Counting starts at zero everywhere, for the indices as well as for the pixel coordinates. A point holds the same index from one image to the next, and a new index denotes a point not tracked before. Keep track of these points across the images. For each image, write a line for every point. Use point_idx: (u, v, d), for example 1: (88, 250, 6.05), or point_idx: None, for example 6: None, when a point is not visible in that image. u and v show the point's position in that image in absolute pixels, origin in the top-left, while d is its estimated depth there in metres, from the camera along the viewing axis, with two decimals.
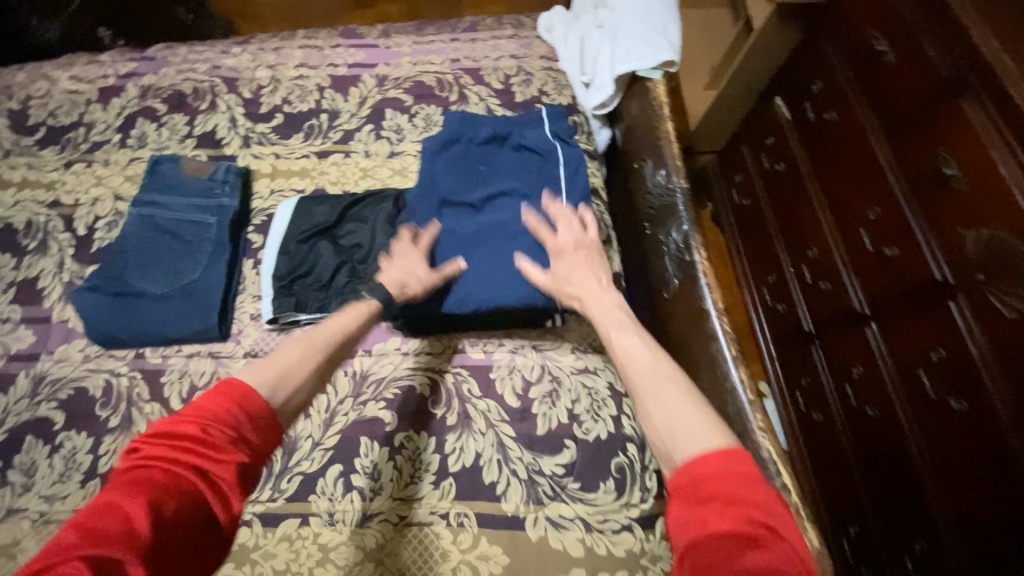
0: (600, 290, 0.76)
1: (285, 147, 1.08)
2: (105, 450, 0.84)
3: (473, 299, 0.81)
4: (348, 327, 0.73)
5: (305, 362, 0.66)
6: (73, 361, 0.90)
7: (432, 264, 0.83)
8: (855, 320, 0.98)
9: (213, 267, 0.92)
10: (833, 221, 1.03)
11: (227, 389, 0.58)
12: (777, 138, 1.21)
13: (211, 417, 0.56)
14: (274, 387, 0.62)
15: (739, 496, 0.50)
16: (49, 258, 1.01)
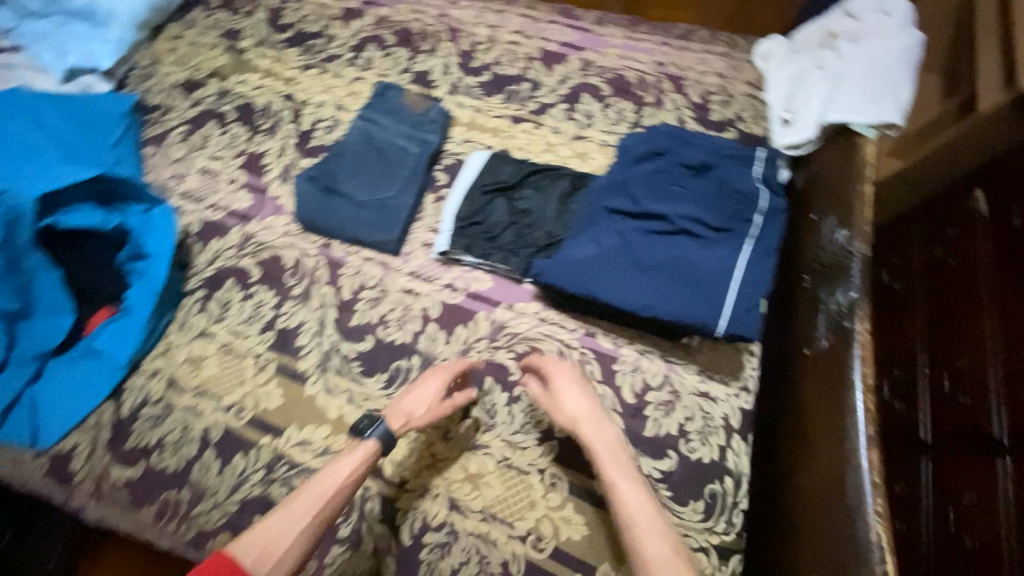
0: (608, 443, 0.79)
1: (486, 104, 1.18)
2: (285, 311, 1.00)
3: (624, 294, 0.84)
4: (341, 477, 0.77)
5: (297, 524, 0.72)
6: (277, 231, 1.07)
7: (597, 249, 0.88)
8: (987, 448, 0.90)
9: (406, 191, 1.05)
10: (1000, 342, 0.92)
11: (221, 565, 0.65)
12: (962, 232, 1.08)
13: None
14: (274, 546, 0.69)
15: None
16: (275, 141, 1.19)
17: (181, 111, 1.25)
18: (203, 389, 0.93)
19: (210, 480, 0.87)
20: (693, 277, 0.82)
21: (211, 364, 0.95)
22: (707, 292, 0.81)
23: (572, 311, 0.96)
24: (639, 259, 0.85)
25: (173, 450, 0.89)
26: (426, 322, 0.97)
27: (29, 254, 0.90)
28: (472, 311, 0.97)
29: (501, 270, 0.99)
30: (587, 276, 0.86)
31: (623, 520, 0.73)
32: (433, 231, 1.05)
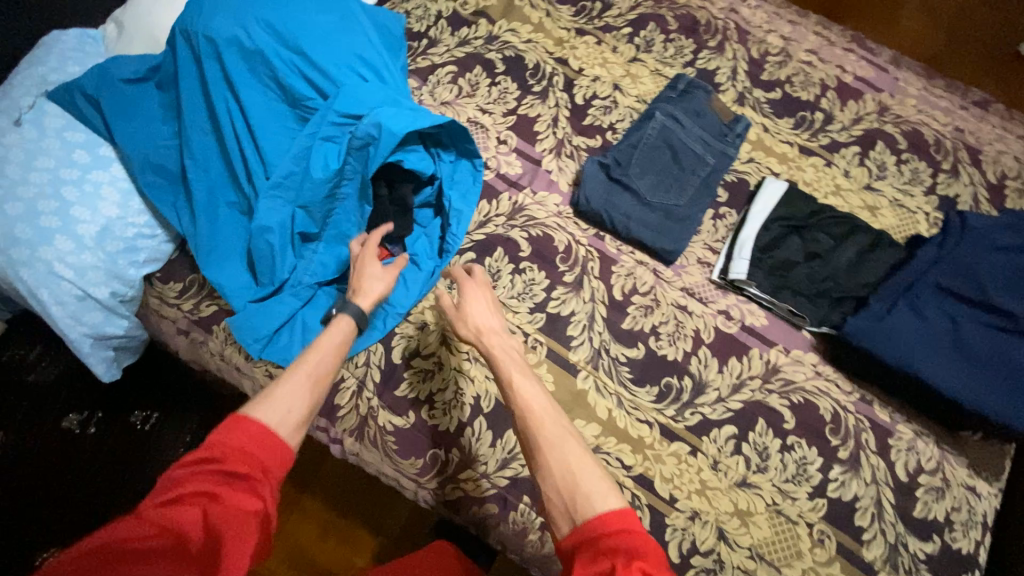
0: (507, 348, 0.76)
1: (774, 125, 1.11)
2: (556, 296, 0.98)
3: (946, 380, 0.84)
4: (336, 341, 0.72)
5: (294, 382, 0.64)
6: (549, 209, 1.04)
7: (925, 325, 0.87)
8: None
9: (698, 204, 1.00)
10: None
11: (236, 423, 0.57)
12: None
13: (226, 438, 0.56)
14: (277, 400, 0.61)
15: (641, 549, 0.53)
16: (547, 107, 1.12)
17: (447, 47, 1.16)
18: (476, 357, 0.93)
19: (481, 449, 0.88)
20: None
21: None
22: None
23: (850, 374, 0.94)
24: (969, 352, 0.85)
25: (445, 410, 0.90)
26: (699, 344, 0.95)
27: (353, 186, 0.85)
28: (746, 345, 0.95)
29: (781, 311, 0.96)
30: (910, 349, 0.85)
31: (520, 414, 0.66)
32: (710, 250, 1.01)
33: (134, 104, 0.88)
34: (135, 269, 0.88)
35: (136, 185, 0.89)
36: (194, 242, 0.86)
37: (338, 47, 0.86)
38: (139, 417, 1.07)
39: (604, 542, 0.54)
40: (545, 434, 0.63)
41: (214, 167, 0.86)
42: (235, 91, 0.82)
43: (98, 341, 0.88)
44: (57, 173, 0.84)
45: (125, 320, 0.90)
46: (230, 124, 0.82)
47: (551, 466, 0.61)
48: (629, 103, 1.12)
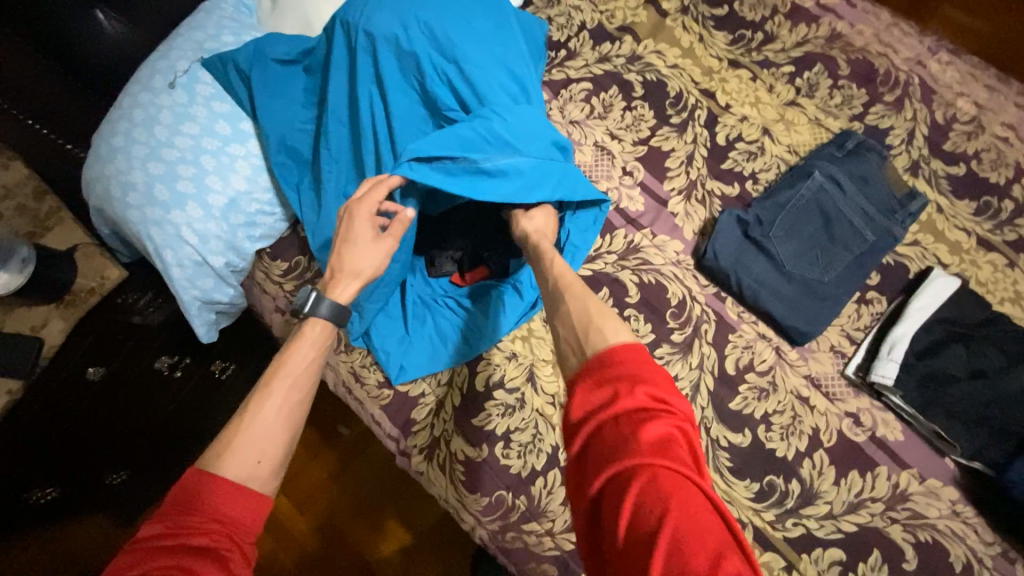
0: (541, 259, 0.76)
1: (951, 206, 0.95)
2: (659, 354, 0.89)
3: None
4: (312, 358, 0.64)
5: (268, 419, 0.58)
6: (667, 256, 0.95)
7: None
8: None
9: (846, 285, 0.87)
10: None
11: (197, 482, 0.52)
12: None
13: (187, 498, 0.51)
14: (249, 447, 0.55)
15: (643, 375, 0.48)
16: (683, 143, 1.02)
17: (586, 62, 1.08)
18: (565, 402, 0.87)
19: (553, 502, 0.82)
20: None
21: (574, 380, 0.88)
22: None
23: (995, 522, 0.79)
24: None
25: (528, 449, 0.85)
26: (815, 446, 0.83)
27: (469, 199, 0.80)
28: (873, 460, 0.82)
29: (923, 429, 0.82)
30: None
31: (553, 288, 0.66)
32: (848, 339, 0.88)
33: (282, 85, 0.89)
34: (251, 243, 0.90)
35: (266, 163, 0.89)
36: (314, 229, 0.86)
37: (489, 60, 0.84)
38: (218, 367, 1.16)
39: (604, 370, 0.49)
40: (570, 290, 0.63)
41: (344, 160, 0.85)
42: (383, 87, 0.81)
43: (205, 305, 0.90)
44: (199, 140, 0.85)
45: (231, 289, 0.92)
46: (369, 119, 0.82)
47: (571, 311, 0.59)
48: (778, 153, 1.00)
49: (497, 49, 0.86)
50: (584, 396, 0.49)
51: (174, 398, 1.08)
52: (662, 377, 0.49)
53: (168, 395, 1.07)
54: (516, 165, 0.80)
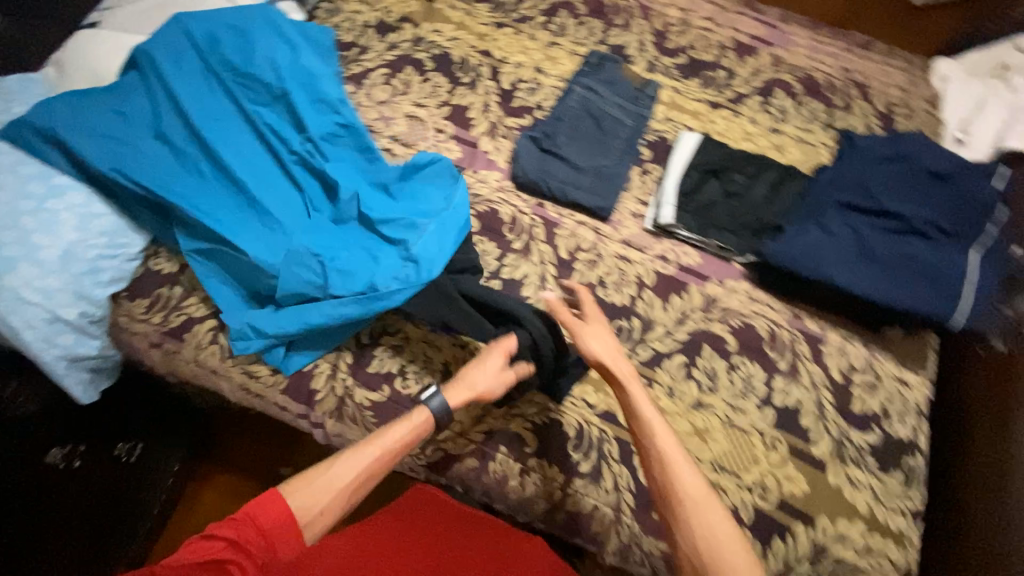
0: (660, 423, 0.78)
1: (684, 86, 1.22)
2: (508, 262, 1.05)
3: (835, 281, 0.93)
4: (403, 434, 0.80)
5: (345, 475, 0.74)
6: (491, 185, 1.11)
7: (820, 240, 0.96)
8: None
9: (624, 162, 1.10)
10: None
11: (272, 503, 0.69)
12: None
13: (262, 515, 0.67)
14: (322, 492, 0.72)
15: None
16: (477, 96, 1.20)
17: (378, 53, 1.24)
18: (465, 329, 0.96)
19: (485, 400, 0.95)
20: (920, 292, 0.90)
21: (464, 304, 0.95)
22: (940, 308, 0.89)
23: (780, 294, 1.04)
24: (856, 260, 0.94)
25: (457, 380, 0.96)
26: (642, 288, 1.03)
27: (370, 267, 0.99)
28: (685, 283, 1.04)
29: (711, 247, 1.06)
30: (806, 260, 0.95)
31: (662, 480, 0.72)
32: (642, 203, 1.10)
33: (136, 156, 0.94)
34: (100, 289, 0.94)
35: (94, 211, 0.93)
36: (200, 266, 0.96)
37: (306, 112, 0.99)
38: (123, 449, 1.17)
39: None
40: (688, 490, 0.71)
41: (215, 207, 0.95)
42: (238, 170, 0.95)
43: (73, 363, 0.93)
44: (14, 205, 0.87)
45: (96, 340, 0.95)
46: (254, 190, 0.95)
47: (690, 527, 0.69)
48: (552, 83, 1.22)
49: (315, 99, 1.01)
50: None
51: (87, 490, 1.10)
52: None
53: (79, 489, 1.08)
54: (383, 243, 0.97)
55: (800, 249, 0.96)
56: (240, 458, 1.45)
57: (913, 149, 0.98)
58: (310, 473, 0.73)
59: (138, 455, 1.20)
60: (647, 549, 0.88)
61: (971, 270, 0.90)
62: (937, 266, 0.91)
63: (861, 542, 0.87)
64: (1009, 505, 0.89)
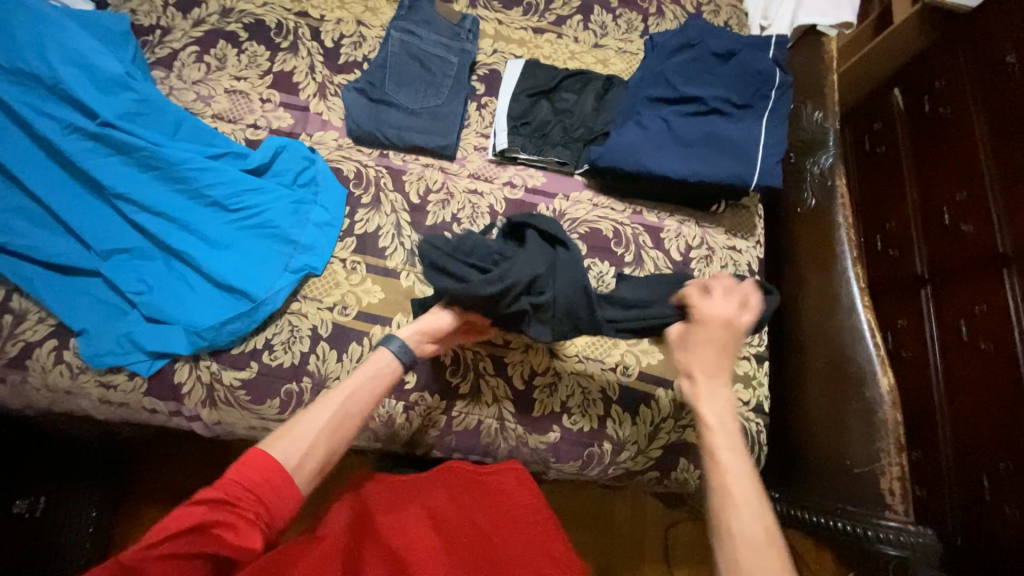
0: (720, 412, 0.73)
1: (507, 16, 1.24)
2: (360, 217, 1.05)
3: (651, 170, 1.01)
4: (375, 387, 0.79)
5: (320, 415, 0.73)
6: (329, 146, 1.10)
7: (633, 138, 1.04)
8: (913, 283, 1.22)
9: (455, 98, 1.12)
10: (918, 202, 1.26)
11: (253, 459, 0.67)
12: (932, 110, 1.27)
13: (246, 473, 0.65)
14: (303, 442, 0.70)
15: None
16: (300, 59, 1.17)
17: (183, 31, 1.16)
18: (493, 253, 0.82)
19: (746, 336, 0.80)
20: (726, 164, 0.99)
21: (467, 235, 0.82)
22: (747, 177, 0.98)
23: (619, 196, 1.12)
24: (667, 149, 1.02)
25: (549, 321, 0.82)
26: (495, 216, 1.08)
27: (222, 248, 0.96)
28: (534, 204, 1.10)
29: (552, 165, 1.12)
30: (627, 157, 1.02)
31: (710, 458, 0.70)
32: (483, 136, 1.14)
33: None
34: None
35: None
36: (32, 289, 0.90)
37: (94, 99, 0.91)
38: (23, 506, 1.11)
39: None
40: (738, 492, 0.66)
41: (43, 232, 0.91)
42: (46, 192, 0.90)
43: None
44: None
45: None
46: (84, 207, 0.92)
47: (738, 531, 0.63)
48: (376, 34, 1.20)
49: (101, 81, 0.93)
50: None
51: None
52: None
53: None
54: (238, 237, 0.96)
55: (620, 149, 1.03)
56: (160, 483, 1.41)
57: (701, 38, 1.07)
58: (295, 419, 0.73)
59: (43, 511, 1.15)
60: (534, 446, 0.95)
61: (762, 135, 1.00)
62: (733, 137, 1.00)
63: None
64: (837, 333, 1.05)
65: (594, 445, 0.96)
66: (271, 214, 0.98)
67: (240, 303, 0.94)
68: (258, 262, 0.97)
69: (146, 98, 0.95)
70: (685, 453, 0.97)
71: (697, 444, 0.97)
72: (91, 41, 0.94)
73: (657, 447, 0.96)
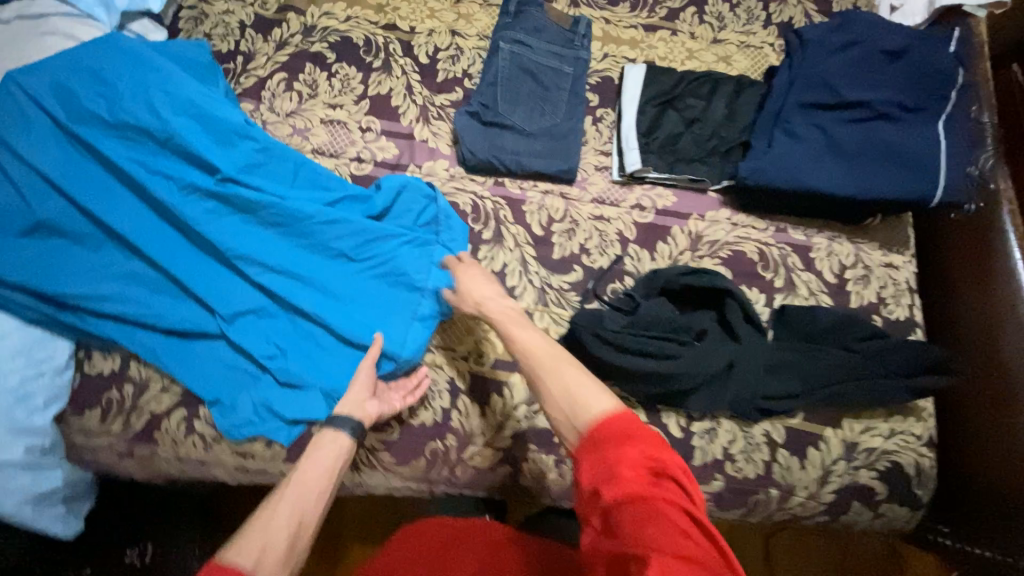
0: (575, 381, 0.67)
1: (614, 14, 1.12)
2: (483, 255, 0.97)
3: (810, 186, 0.91)
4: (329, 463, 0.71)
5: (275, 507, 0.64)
6: (441, 177, 1.01)
7: (788, 150, 0.93)
8: None
9: (574, 114, 1.01)
10: None
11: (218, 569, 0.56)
12: None
13: None
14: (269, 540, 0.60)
15: (633, 432, 0.59)
16: (395, 79, 1.06)
17: (267, 56, 1.06)
18: (675, 323, 0.85)
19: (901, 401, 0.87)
20: (901, 178, 0.89)
21: (648, 306, 0.87)
22: (926, 193, 0.89)
23: (760, 213, 1.02)
24: (827, 162, 0.92)
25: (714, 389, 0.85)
26: (626, 244, 0.98)
27: (347, 301, 0.88)
28: (666, 227, 1.00)
29: (683, 182, 1.01)
30: (782, 172, 0.92)
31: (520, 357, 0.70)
32: (603, 154, 1.03)
33: (46, 265, 0.82)
34: (39, 415, 0.81)
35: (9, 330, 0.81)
36: (159, 360, 0.84)
37: (210, 151, 0.84)
38: (134, 554, 1.03)
39: (604, 446, 0.59)
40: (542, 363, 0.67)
41: (163, 297, 0.85)
42: (162, 254, 0.84)
43: (41, 503, 0.81)
44: None
45: (58, 470, 0.83)
46: (201, 267, 0.85)
47: (553, 390, 0.65)
48: (473, 45, 1.09)
49: (216, 131, 0.85)
50: (593, 465, 0.59)
51: None
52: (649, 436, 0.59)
53: None
54: (363, 288, 0.89)
55: (774, 163, 0.92)
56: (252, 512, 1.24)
57: (865, 34, 0.96)
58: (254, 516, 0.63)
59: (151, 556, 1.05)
60: None
61: (942, 143, 0.90)
62: (908, 147, 0.90)
63: (884, 427, 0.92)
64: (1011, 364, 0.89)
65: (759, 492, 0.88)
66: (394, 259, 0.89)
67: (379, 363, 0.86)
68: (386, 314, 0.88)
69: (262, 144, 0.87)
70: (858, 495, 0.89)
71: (870, 485, 0.90)
72: (199, 86, 0.87)
73: (828, 491, 0.89)
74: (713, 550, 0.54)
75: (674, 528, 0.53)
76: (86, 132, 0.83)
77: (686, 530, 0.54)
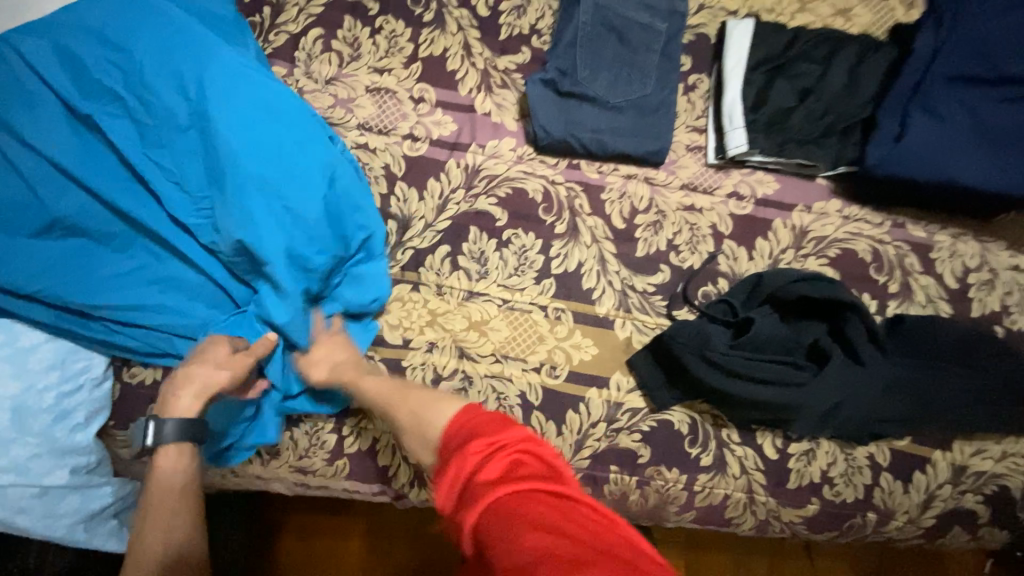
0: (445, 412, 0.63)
1: None
2: (555, 253, 0.86)
3: (950, 178, 0.78)
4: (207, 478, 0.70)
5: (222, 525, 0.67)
6: (507, 159, 0.87)
7: (930, 134, 0.78)
8: None
9: (665, 83, 0.85)
10: None
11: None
12: None
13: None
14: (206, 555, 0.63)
15: (474, 422, 0.48)
16: (451, 36, 0.89)
17: (298, 6, 0.90)
18: (783, 339, 0.79)
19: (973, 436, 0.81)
20: None
21: (762, 324, 0.78)
22: None
23: (875, 205, 0.88)
24: (975, 150, 0.77)
25: (815, 413, 0.76)
26: (720, 240, 0.86)
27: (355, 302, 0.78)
28: (767, 221, 0.87)
29: (789, 166, 0.87)
30: (918, 163, 0.78)
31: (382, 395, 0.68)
32: (696, 131, 0.89)
33: (66, 268, 0.73)
34: (81, 433, 0.72)
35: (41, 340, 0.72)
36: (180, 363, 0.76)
37: (235, 134, 0.72)
38: None
39: (455, 445, 0.47)
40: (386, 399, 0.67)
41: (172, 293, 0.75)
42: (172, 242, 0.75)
43: (93, 521, 0.74)
44: None
45: (107, 486, 0.75)
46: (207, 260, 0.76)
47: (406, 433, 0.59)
48: None
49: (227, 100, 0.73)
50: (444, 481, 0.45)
51: None
52: (491, 417, 0.48)
53: None
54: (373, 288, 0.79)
55: (910, 149, 0.78)
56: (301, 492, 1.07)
57: None
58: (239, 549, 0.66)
59: None
60: (787, 519, 0.82)
61: None
62: None
63: (996, 450, 0.84)
64: None
65: (856, 517, 0.82)
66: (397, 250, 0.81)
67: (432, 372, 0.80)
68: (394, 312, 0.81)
69: (282, 122, 0.75)
70: (961, 521, 0.83)
71: (975, 511, 0.83)
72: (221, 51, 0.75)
73: (929, 516, 0.83)
74: (594, 527, 0.39)
75: (524, 518, 0.38)
76: (98, 110, 0.73)
77: (548, 515, 0.39)
